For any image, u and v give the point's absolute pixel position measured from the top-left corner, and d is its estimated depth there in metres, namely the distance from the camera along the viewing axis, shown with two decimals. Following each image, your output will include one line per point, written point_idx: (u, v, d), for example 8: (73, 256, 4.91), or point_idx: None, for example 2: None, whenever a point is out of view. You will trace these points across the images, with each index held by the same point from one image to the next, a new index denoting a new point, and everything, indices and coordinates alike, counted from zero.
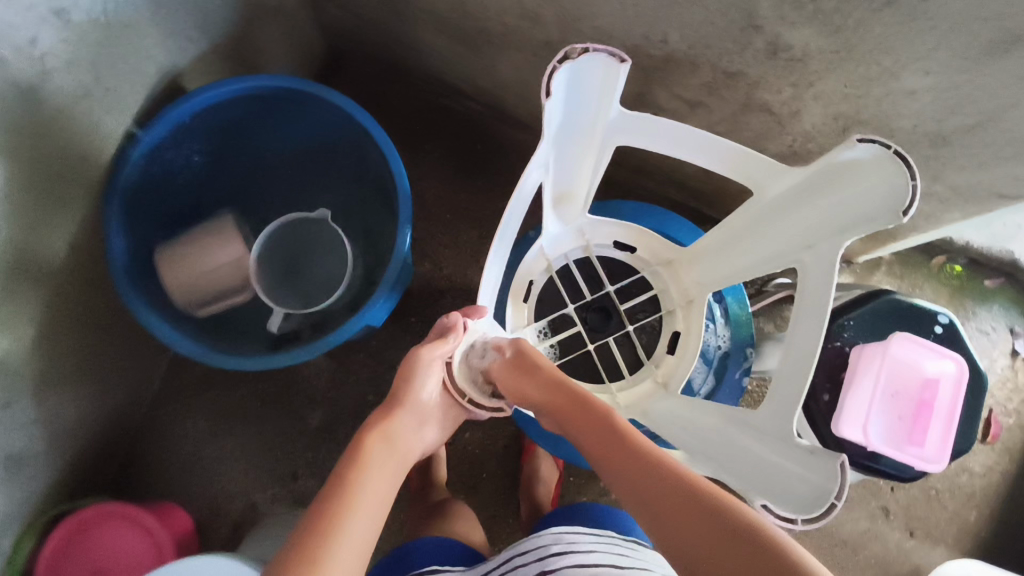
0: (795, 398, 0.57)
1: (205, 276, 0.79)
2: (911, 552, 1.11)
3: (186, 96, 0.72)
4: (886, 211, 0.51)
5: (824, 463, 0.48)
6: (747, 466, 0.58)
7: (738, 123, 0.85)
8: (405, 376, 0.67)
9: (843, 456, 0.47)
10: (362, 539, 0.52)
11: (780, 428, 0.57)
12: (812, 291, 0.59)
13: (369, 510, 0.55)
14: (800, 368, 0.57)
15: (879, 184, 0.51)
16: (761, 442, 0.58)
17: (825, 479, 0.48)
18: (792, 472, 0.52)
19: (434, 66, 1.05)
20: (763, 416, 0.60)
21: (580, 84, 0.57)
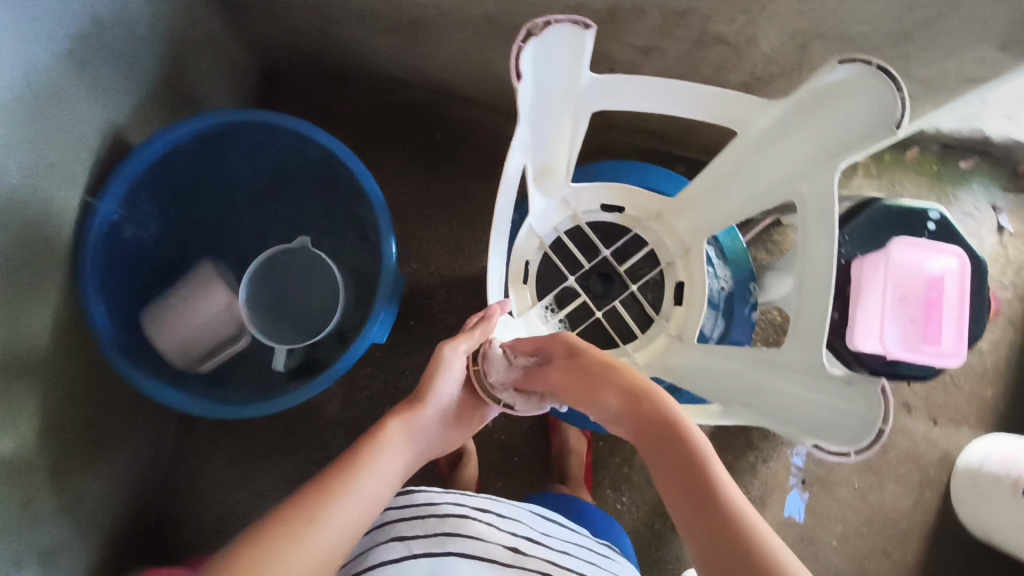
0: (818, 330, 0.57)
1: (198, 332, 0.75)
2: (938, 440, 1.14)
3: (135, 152, 0.69)
4: (879, 126, 0.50)
5: (871, 392, 0.50)
6: (786, 405, 0.60)
7: (696, 60, 0.83)
8: (427, 375, 0.66)
9: (883, 382, 0.49)
10: (361, 516, 0.52)
11: (810, 361, 0.58)
12: (817, 219, 0.58)
13: (375, 484, 0.54)
14: (819, 299, 0.58)
15: (868, 101, 0.51)
16: (796, 381, 0.60)
17: (873, 408, 0.50)
18: (836, 404, 0.54)
19: (375, 63, 1.01)
20: (791, 352, 0.60)
21: (544, 58, 0.55)
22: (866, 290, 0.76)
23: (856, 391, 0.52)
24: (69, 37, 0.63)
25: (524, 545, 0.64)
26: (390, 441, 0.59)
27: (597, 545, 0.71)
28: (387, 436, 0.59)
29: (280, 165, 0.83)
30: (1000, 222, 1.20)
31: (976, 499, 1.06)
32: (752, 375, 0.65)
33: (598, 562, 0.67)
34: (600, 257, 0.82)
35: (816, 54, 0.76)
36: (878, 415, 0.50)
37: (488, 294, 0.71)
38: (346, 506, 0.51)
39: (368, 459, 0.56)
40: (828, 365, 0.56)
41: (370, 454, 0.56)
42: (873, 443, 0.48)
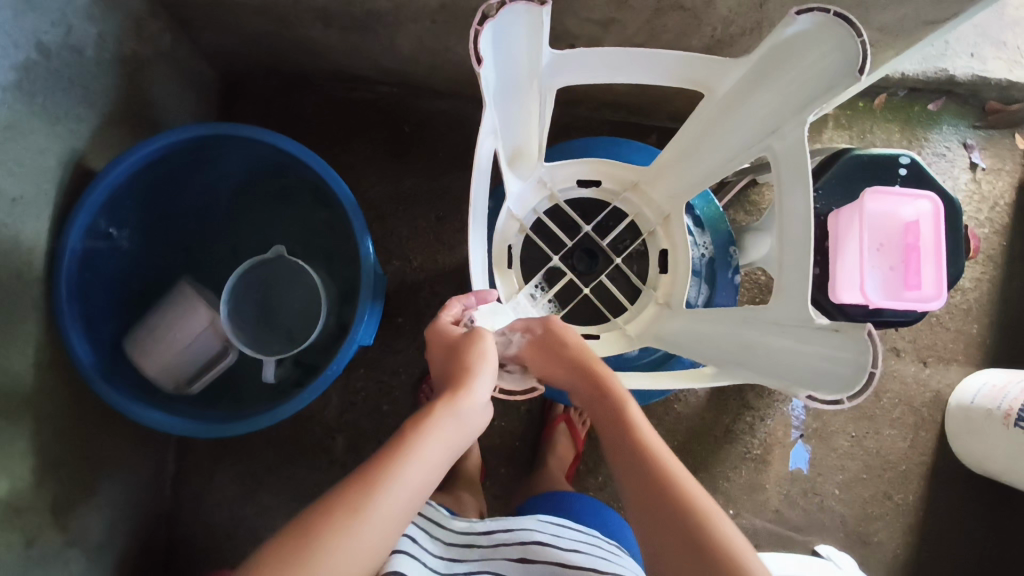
0: (802, 282, 0.55)
1: (185, 352, 0.74)
2: (929, 380, 1.16)
3: (96, 180, 0.68)
4: (845, 73, 0.48)
5: (853, 336, 0.48)
6: (777, 361, 0.58)
7: (656, 28, 0.83)
8: (469, 356, 0.61)
9: (869, 326, 0.47)
10: (399, 520, 0.48)
11: (798, 316, 0.56)
12: (789, 177, 0.56)
13: (417, 474, 0.51)
14: (798, 254, 0.55)
15: (832, 49, 0.48)
16: (783, 335, 0.58)
17: (858, 351, 0.47)
18: (822, 352, 0.52)
19: (334, 61, 1.00)
20: (778, 308, 0.58)
21: (504, 41, 0.52)
22: (843, 242, 0.76)
23: (845, 340, 0.49)
24: (15, 68, 0.62)
25: (530, 552, 0.64)
26: (433, 426, 0.54)
27: (606, 543, 0.71)
28: (430, 422, 0.55)
29: (247, 175, 0.82)
30: (973, 159, 1.21)
31: (970, 434, 1.08)
32: (744, 335, 0.62)
33: (612, 558, 0.67)
34: (582, 234, 0.81)
35: (774, 10, 0.76)
36: (866, 358, 0.47)
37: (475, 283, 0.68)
38: (384, 502, 0.48)
39: (409, 447, 0.52)
40: (816, 314, 0.53)
41: (411, 442, 0.52)
42: (863, 387, 0.46)
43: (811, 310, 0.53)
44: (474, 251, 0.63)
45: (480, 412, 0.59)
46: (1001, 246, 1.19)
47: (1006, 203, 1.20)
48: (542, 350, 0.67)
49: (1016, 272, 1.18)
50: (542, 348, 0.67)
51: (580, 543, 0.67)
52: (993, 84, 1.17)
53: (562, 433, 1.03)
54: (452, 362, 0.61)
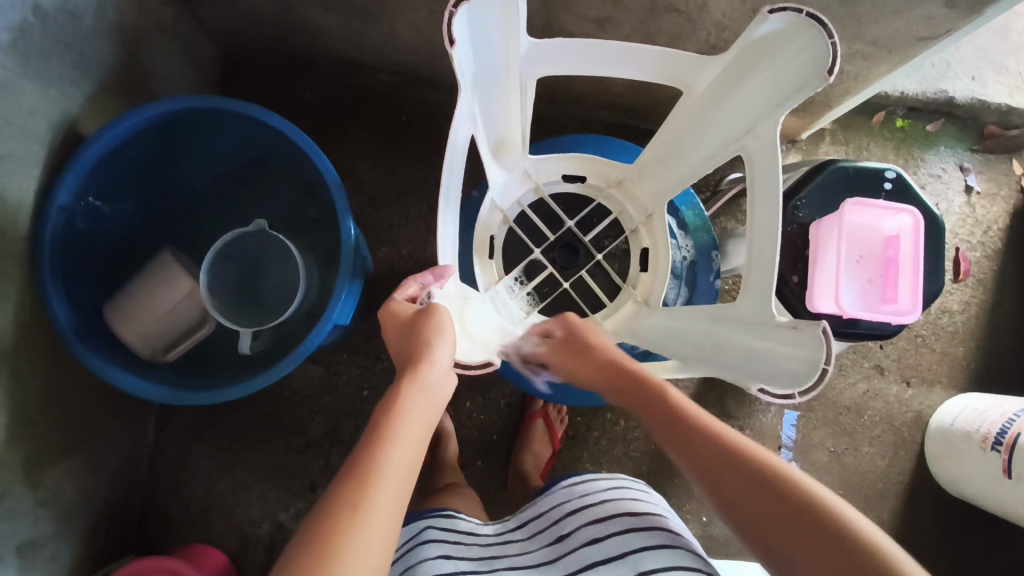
0: (767, 279, 0.54)
1: (162, 320, 0.75)
2: (911, 401, 1.16)
3: (86, 142, 0.68)
4: (816, 73, 0.49)
5: (808, 331, 0.48)
6: (736, 357, 0.58)
7: (651, 29, 0.84)
8: (425, 331, 0.61)
9: (823, 323, 0.46)
10: (396, 509, 0.47)
11: (759, 312, 0.55)
12: (760, 175, 0.56)
13: (403, 459, 0.51)
14: (765, 251, 0.55)
15: (804, 48, 0.49)
16: (746, 330, 0.57)
17: (810, 347, 0.47)
18: (777, 348, 0.52)
19: (336, 46, 1.01)
20: (742, 305, 0.58)
21: (480, 26, 0.52)
22: (822, 252, 0.76)
23: (801, 335, 0.49)
24: (11, 28, 0.63)
25: (565, 527, 0.66)
26: (406, 410, 0.55)
27: (634, 484, 0.73)
28: (404, 408, 0.55)
29: (236, 151, 0.83)
30: (968, 182, 1.21)
31: (949, 455, 1.07)
32: (708, 329, 0.62)
33: (640, 501, 0.68)
34: (565, 227, 0.81)
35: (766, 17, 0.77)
36: (819, 354, 0.47)
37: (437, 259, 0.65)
38: (381, 499, 0.47)
39: (390, 437, 0.52)
40: (777, 312, 0.53)
41: (389, 430, 0.52)
42: (815, 382, 0.46)
43: (773, 306, 0.53)
44: (444, 233, 0.63)
45: (441, 385, 0.59)
46: (992, 271, 1.19)
47: (1000, 228, 1.20)
48: (567, 350, 0.70)
49: (1005, 297, 1.18)
50: (566, 349, 0.70)
51: (606, 490, 0.69)
52: (992, 108, 1.17)
53: (539, 430, 1.03)
54: (410, 342, 0.61)
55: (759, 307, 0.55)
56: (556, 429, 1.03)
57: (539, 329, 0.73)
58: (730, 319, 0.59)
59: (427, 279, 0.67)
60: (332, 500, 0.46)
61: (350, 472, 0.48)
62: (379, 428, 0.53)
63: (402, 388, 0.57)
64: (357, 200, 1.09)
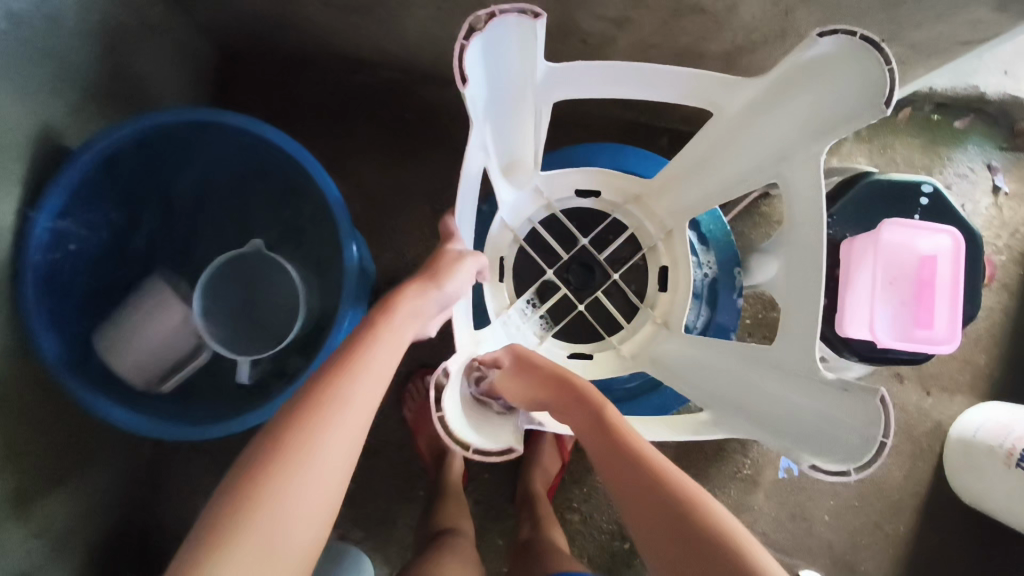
0: (810, 324, 0.49)
1: (155, 351, 0.70)
2: (930, 411, 1.12)
3: (68, 161, 0.63)
4: (869, 105, 0.43)
5: (864, 399, 0.44)
6: (770, 410, 0.52)
7: (674, 29, 0.78)
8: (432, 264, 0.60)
9: (882, 392, 0.42)
10: (355, 432, 0.46)
11: (800, 363, 0.50)
12: (801, 209, 0.50)
13: (374, 376, 0.50)
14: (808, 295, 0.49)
15: (859, 75, 0.43)
16: (780, 380, 0.52)
17: (868, 420, 0.43)
18: (826, 411, 0.47)
19: (336, 42, 0.95)
20: (780, 350, 0.52)
21: (494, 51, 0.47)
22: (855, 271, 0.72)
23: (854, 402, 0.44)
24: None
25: None
26: (398, 323, 0.54)
27: None
28: (399, 323, 0.54)
29: (226, 163, 0.77)
30: (996, 182, 1.16)
31: (970, 468, 1.05)
32: (738, 372, 0.57)
33: None
34: (579, 246, 0.75)
35: (799, 20, 0.72)
36: (874, 427, 0.43)
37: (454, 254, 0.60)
38: (352, 410, 0.47)
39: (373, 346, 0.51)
40: (823, 366, 0.48)
41: (363, 347, 0.51)
42: (874, 460, 0.42)
43: (818, 359, 0.48)
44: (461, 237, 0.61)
45: (427, 315, 0.58)
46: (1019, 275, 1.14)
47: None
48: (528, 377, 0.64)
49: None
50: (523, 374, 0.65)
51: None
52: None
53: (549, 444, 1.00)
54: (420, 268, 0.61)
55: (799, 356, 0.50)
56: (565, 442, 1.00)
57: (492, 359, 0.67)
58: (769, 363, 0.53)
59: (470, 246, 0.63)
60: (303, 399, 0.47)
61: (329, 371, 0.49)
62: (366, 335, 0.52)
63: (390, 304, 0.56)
64: (360, 203, 1.04)
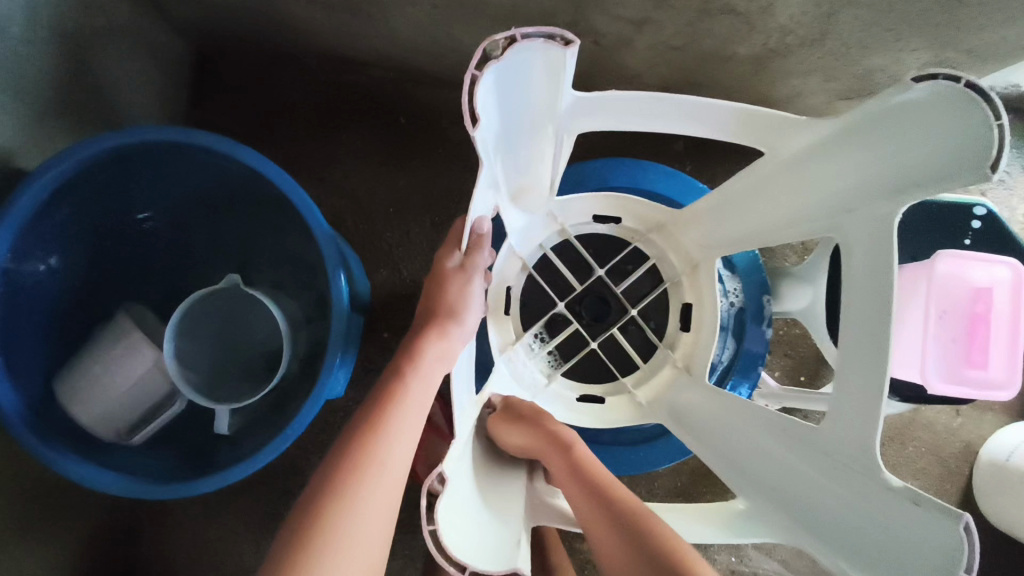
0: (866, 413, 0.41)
1: (122, 401, 0.63)
2: (959, 430, 1.04)
3: (25, 183, 0.56)
4: (958, 168, 0.36)
5: (938, 522, 0.34)
6: (817, 507, 0.44)
7: (699, 31, 0.70)
8: (441, 290, 0.54)
9: (967, 516, 0.33)
10: (382, 515, 0.44)
11: (854, 457, 0.41)
12: (859, 268, 0.42)
13: (399, 449, 0.47)
14: (865, 374, 0.41)
15: (950, 135, 0.36)
16: (825, 472, 0.43)
17: (946, 553, 0.34)
18: (883, 524, 0.38)
19: (323, 39, 0.87)
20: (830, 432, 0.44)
21: (514, 84, 0.40)
22: (906, 305, 0.66)
23: (926, 521, 0.35)
24: None
25: None
26: (424, 368, 0.51)
27: None
28: (426, 368, 0.51)
29: (203, 184, 0.69)
30: None
31: (1001, 495, 0.96)
32: (777, 450, 0.48)
33: None
34: (594, 277, 0.68)
35: (844, 23, 0.64)
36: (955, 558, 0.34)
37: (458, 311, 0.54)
38: (382, 479, 0.45)
39: (401, 397, 0.49)
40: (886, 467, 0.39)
41: (384, 412, 0.48)
42: None
43: (880, 458, 0.39)
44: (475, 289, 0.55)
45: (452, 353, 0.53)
46: None
47: None
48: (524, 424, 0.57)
49: None
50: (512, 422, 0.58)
51: None
52: None
53: None
54: (428, 294, 0.56)
55: (853, 445, 0.41)
56: None
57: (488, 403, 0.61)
58: (813, 446, 0.45)
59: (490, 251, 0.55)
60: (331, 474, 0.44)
61: (358, 429, 0.47)
62: (393, 385, 0.50)
63: (410, 351, 0.52)
64: (354, 214, 0.96)
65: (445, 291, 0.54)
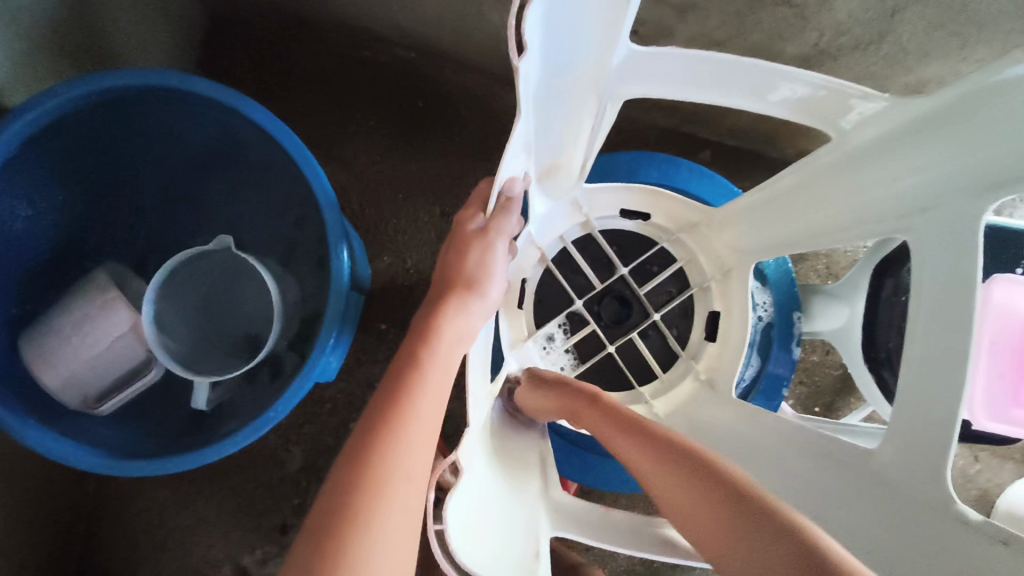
0: (937, 443, 0.35)
1: (92, 364, 0.57)
2: (976, 477, 0.97)
3: (7, 116, 0.51)
4: None
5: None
6: None
7: (746, 24, 0.65)
8: (460, 261, 0.49)
9: None
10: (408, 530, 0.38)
11: (917, 487, 0.36)
12: (933, 277, 0.38)
13: (420, 454, 0.40)
14: (942, 399, 0.35)
15: None
16: (878, 503, 0.38)
17: None
18: (934, 552, 0.33)
19: (341, 6, 0.82)
20: (888, 460, 0.38)
21: (562, 21, 0.36)
22: None
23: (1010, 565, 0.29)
24: None
25: None
26: (442, 346, 0.45)
27: None
28: (444, 351, 0.45)
29: (203, 140, 0.64)
30: None
31: None
32: (817, 474, 0.43)
33: None
34: (618, 275, 0.63)
35: (906, 24, 0.59)
36: None
37: (479, 284, 0.49)
38: (405, 490, 0.38)
39: (419, 388, 0.43)
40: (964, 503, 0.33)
41: (402, 408, 0.41)
42: None
43: (954, 487, 0.34)
44: (498, 266, 0.50)
45: (473, 330, 0.47)
46: None
47: None
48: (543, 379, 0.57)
49: None
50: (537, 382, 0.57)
51: None
52: None
53: None
54: (445, 264, 0.50)
55: (923, 474, 0.36)
56: (569, 486, 0.76)
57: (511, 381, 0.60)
58: (865, 472, 0.40)
59: (517, 217, 0.50)
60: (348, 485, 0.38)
61: (369, 428, 0.40)
62: (409, 373, 0.43)
63: (421, 331, 0.46)
64: (361, 197, 0.91)
65: (465, 261, 0.49)
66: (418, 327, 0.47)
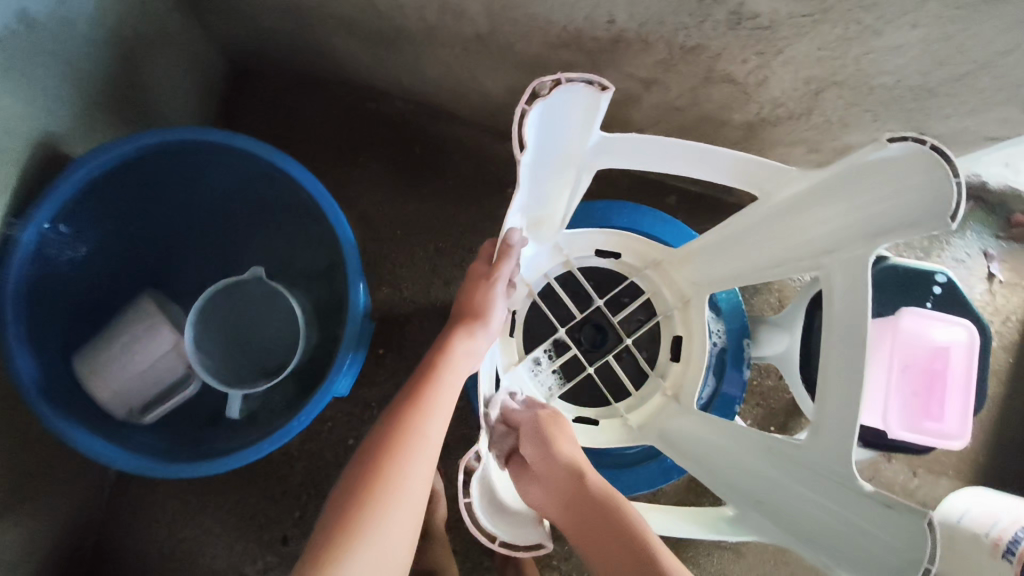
0: (841, 431, 0.46)
1: (137, 376, 0.65)
2: None
3: (77, 164, 0.60)
4: (931, 217, 0.41)
5: (908, 521, 0.40)
6: (796, 513, 0.50)
7: (699, 96, 0.77)
8: (468, 302, 0.59)
9: (930, 516, 0.38)
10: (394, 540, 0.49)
11: (829, 467, 0.47)
12: (840, 307, 0.48)
13: (407, 486, 0.51)
14: (846, 401, 0.46)
15: (918, 189, 0.42)
16: (806, 483, 0.49)
17: (911, 548, 0.39)
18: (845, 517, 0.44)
19: (348, 66, 0.92)
20: (811, 450, 0.49)
21: (552, 118, 0.47)
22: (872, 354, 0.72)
23: (895, 520, 0.40)
24: None
25: None
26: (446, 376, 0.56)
27: None
28: (448, 380, 0.56)
29: (235, 187, 0.74)
30: (992, 270, 0.99)
31: None
32: (761, 465, 0.54)
33: None
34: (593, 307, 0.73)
35: (829, 100, 0.71)
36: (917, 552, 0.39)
37: (483, 317, 0.59)
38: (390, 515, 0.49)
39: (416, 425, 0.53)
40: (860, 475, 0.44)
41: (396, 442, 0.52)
42: None
43: (854, 469, 0.44)
44: (499, 301, 0.60)
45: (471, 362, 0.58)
46: None
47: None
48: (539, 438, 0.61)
49: None
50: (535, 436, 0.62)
51: None
52: None
53: None
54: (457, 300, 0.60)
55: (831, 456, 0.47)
56: None
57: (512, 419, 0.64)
58: (795, 459, 0.51)
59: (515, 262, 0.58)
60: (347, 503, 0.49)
61: (370, 459, 0.51)
62: (410, 406, 0.54)
63: (433, 362, 0.57)
64: (363, 235, 1.01)
65: (474, 297, 0.59)
66: (430, 357, 0.57)
